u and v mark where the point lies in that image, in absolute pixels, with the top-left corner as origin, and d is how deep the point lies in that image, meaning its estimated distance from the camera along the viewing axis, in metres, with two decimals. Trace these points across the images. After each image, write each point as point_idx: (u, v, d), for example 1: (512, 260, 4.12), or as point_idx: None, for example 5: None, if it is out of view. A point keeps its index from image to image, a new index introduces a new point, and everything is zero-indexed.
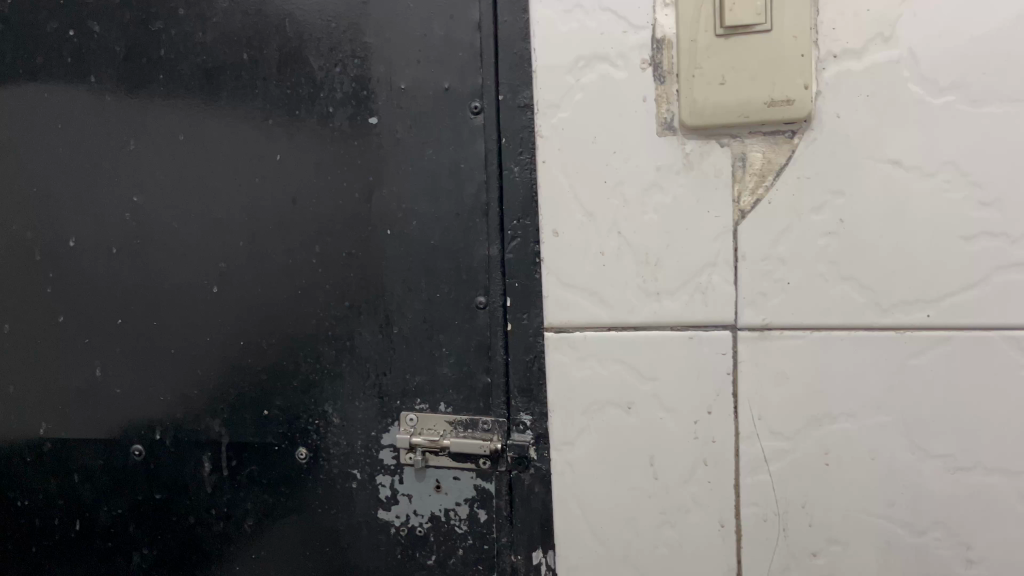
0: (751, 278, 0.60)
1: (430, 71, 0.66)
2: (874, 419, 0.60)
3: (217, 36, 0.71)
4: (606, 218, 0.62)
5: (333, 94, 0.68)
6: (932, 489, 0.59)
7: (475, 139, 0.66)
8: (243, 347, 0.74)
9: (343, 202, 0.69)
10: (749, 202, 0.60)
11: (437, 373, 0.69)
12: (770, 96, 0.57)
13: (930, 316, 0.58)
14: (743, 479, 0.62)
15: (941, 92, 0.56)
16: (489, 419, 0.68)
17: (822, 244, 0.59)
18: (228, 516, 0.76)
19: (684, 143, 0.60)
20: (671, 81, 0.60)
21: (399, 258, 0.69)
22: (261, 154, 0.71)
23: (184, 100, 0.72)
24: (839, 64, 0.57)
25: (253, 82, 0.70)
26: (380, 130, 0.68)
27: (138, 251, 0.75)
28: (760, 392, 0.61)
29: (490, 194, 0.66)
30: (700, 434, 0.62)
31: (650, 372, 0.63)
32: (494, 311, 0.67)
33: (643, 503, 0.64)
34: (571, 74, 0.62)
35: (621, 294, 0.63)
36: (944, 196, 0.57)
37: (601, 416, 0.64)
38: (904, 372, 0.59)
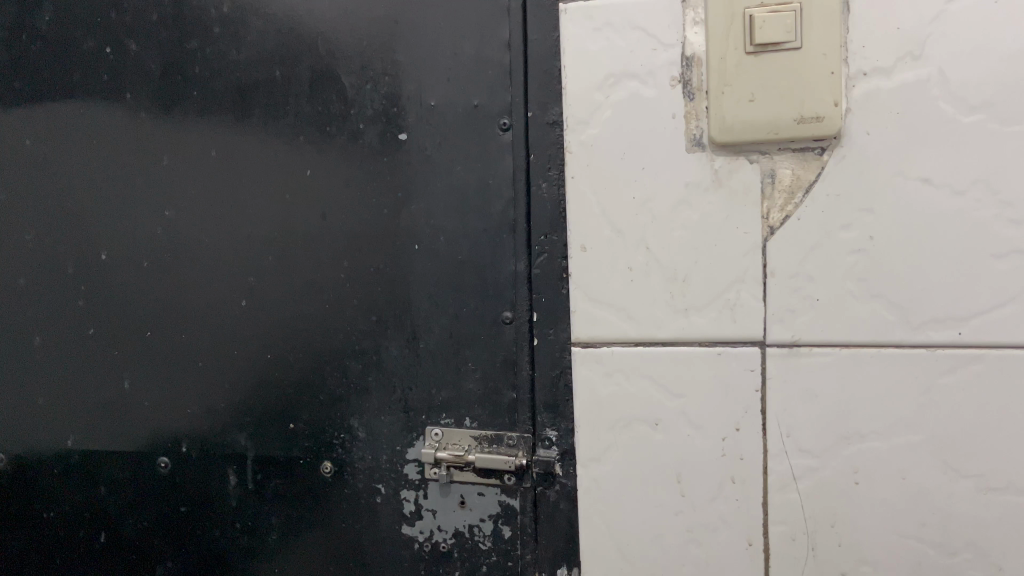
0: (779, 295, 0.60)
1: (459, 88, 0.67)
2: (904, 438, 0.59)
3: (250, 54, 0.72)
4: (634, 234, 0.62)
5: (364, 111, 0.69)
6: (964, 510, 0.59)
7: (504, 156, 0.67)
8: (270, 360, 0.74)
9: (372, 218, 0.70)
10: (777, 219, 0.60)
11: (462, 388, 0.69)
12: (799, 113, 0.57)
13: (961, 334, 0.58)
14: (771, 497, 0.62)
15: (971, 111, 0.56)
16: (515, 435, 0.68)
17: (851, 261, 0.59)
18: (253, 530, 0.76)
19: (712, 160, 0.61)
20: (701, 98, 0.60)
21: (427, 272, 0.69)
22: (290, 169, 0.72)
23: (217, 117, 0.73)
24: (869, 82, 0.57)
25: (285, 100, 0.71)
26: (409, 146, 0.69)
27: (168, 265, 0.76)
28: (788, 409, 0.61)
29: (517, 210, 0.67)
30: (728, 450, 0.62)
31: (677, 388, 0.63)
32: (520, 326, 0.68)
33: (670, 520, 0.64)
34: (600, 92, 0.62)
35: (648, 310, 0.63)
36: (974, 214, 0.57)
37: (627, 433, 0.64)
38: (934, 391, 0.58)
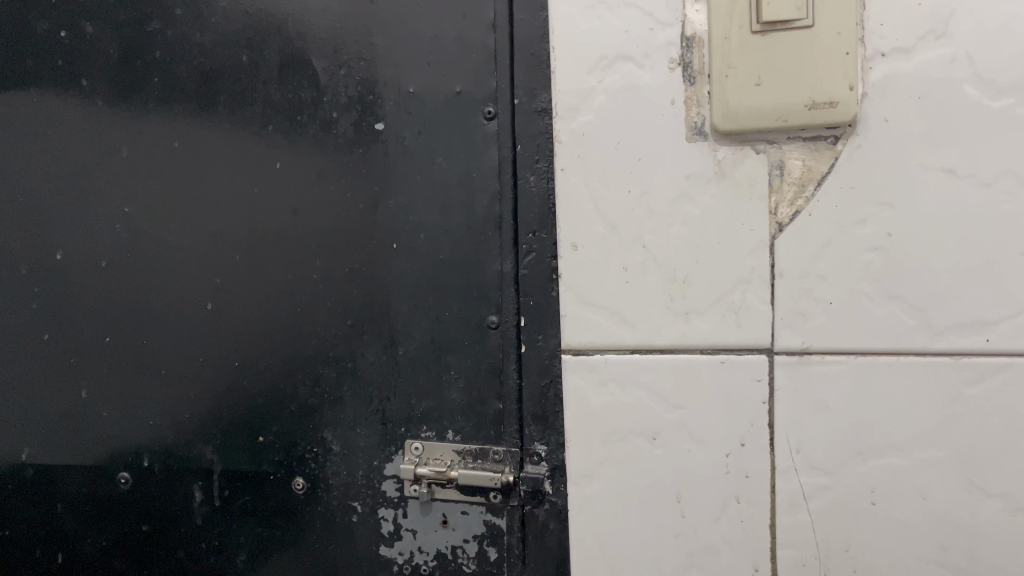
0: (789, 297, 0.55)
1: (441, 73, 0.62)
2: (925, 453, 0.54)
3: (216, 37, 0.67)
4: (630, 231, 0.57)
5: (338, 99, 0.64)
6: (991, 533, 0.53)
7: (488, 147, 0.62)
8: (237, 367, 0.69)
9: (346, 214, 0.65)
10: (786, 214, 0.55)
11: (445, 398, 0.64)
12: (811, 97, 0.52)
13: (988, 340, 0.52)
14: (780, 518, 0.56)
15: (1000, 94, 0.51)
16: (501, 449, 0.63)
17: (868, 260, 0.53)
18: (220, 550, 0.71)
19: (715, 149, 0.55)
20: (702, 83, 0.55)
21: (406, 272, 0.64)
22: (260, 161, 0.66)
23: (180, 106, 0.68)
24: (888, 64, 0.52)
25: (252, 86, 0.66)
26: (386, 137, 0.63)
27: (129, 265, 0.71)
28: (798, 422, 0.56)
29: (503, 206, 0.62)
30: (732, 467, 0.57)
31: (677, 399, 0.57)
32: (507, 331, 0.62)
33: (670, 543, 0.59)
34: (592, 75, 0.57)
35: (645, 314, 0.57)
36: (1003, 208, 0.51)
37: (622, 447, 0.59)
38: (958, 403, 0.53)
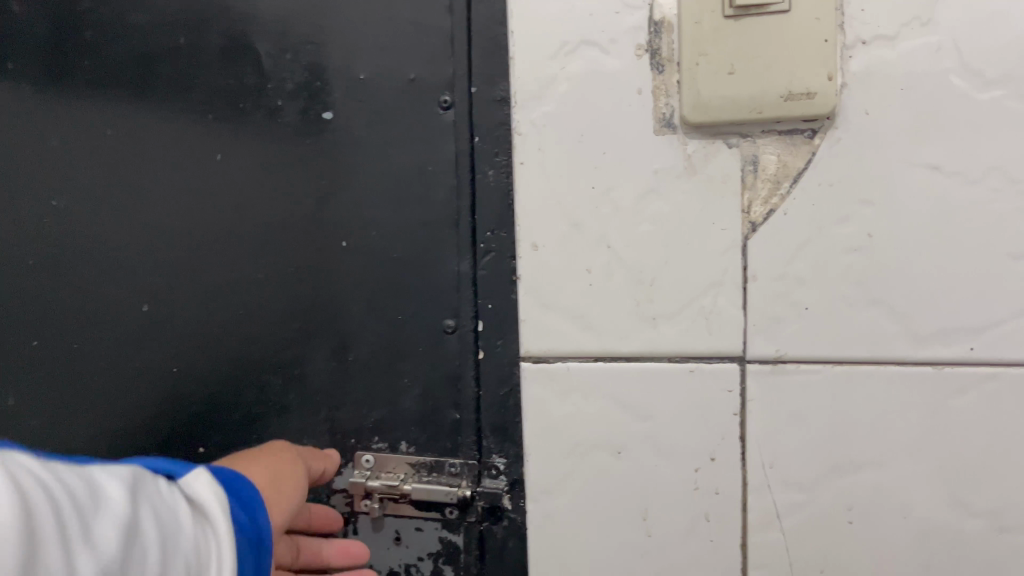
0: (763, 302, 0.51)
1: (394, 58, 0.57)
2: (905, 469, 0.51)
3: (153, 18, 0.62)
4: (594, 230, 0.53)
5: (283, 85, 0.60)
6: (974, 553, 0.50)
7: (444, 138, 0.57)
8: (176, 374, 0.64)
9: (293, 210, 0.60)
10: (760, 213, 0.51)
11: (398, 407, 0.60)
12: (788, 87, 0.48)
13: (973, 349, 0.49)
14: (752, 538, 0.53)
15: (988, 86, 0.47)
16: (458, 461, 0.59)
17: (847, 262, 0.50)
18: None
19: (685, 143, 0.52)
20: (671, 71, 0.51)
21: (356, 272, 0.60)
22: (201, 151, 0.62)
23: (114, 93, 0.63)
24: (869, 52, 0.48)
25: (192, 71, 0.62)
26: (336, 127, 0.59)
27: (59, 263, 0.66)
28: (772, 436, 0.52)
29: (460, 202, 0.57)
30: (701, 483, 0.53)
31: (643, 411, 0.54)
32: (464, 336, 0.58)
33: (635, 562, 0.55)
34: (555, 62, 0.53)
35: (610, 319, 0.54)
36: (990, 208, 0.48)
37: (586, 461, 0.55)
38: (941, 415, 0.50)
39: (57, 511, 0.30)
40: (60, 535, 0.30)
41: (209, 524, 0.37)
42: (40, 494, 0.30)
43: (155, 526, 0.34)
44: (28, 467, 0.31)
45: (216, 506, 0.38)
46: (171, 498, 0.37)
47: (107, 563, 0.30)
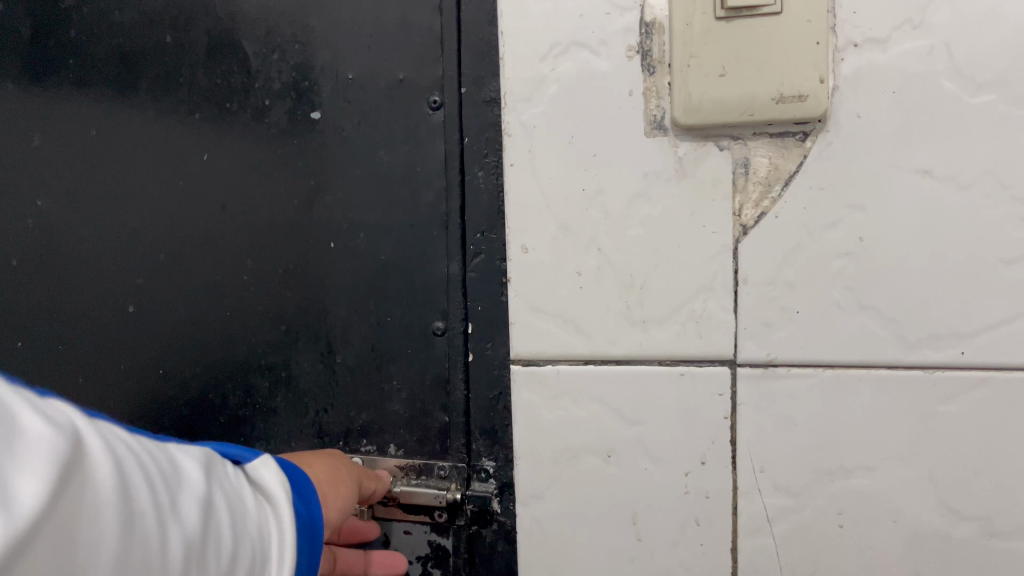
0: (753, 306, 0.51)
1: (382, 58, 0.57)
2: (895, 474, 0.50)
3: (136, 15, 0.61)
4: (584, 233, 0.53)
5: (270, 85, 0.59)
6: (963, 558, 0.50)
7: (433, 139, 0.57)
8: (162, 376, 0.63)
9: (279, 211, 0.60)
10: (751, 216, 0.51)
11: (386, 410, 0.60)
12: (779, 90, 0.48)
13: (963, 353, 0.49)
14: (741, 542, 0.53)
15: (981, 89, 0.47)
16: (447, 465, 0.59)
17: (838, 266, 0.50)
18: None
19: (676, 146, 0.51)
20: (662, 73, 0.51)
21: (344, 274, 0.59)
22: (187, 151, 0.61)
23: (98, 91, 0.63)
24: (861, 55, 0.48)
25: (177, 69, 0.61)
26: (324, 127, 0.58)
27: (43, 263, 0.65)
28: (762, 440, 0.52)
29: (450, 203, 0.57)
30: (691, 488, 0.53)
31: (633, 415, 0.53)
32: (453, 339, 0.58)
33: (624, 566, 0.55)
34: (545, 63, 0.52)
35: (600, 322, 0.53)
36: (983, 212, 0.48)
37: (575, 465, 0.55)
38: (932, 420, 0.50)
39: (154, 477, 0.31)
40: (155, 505, 0.30)
41: (278, 507, 0.38)
42: (140, 459, 0.31)
43: (229, 503, 0.35)
44: (121, 436, 0.31)
45: (283, 495, 0.39)
46: (242, 480, 0.38)
47: (195, 532, 0.31)
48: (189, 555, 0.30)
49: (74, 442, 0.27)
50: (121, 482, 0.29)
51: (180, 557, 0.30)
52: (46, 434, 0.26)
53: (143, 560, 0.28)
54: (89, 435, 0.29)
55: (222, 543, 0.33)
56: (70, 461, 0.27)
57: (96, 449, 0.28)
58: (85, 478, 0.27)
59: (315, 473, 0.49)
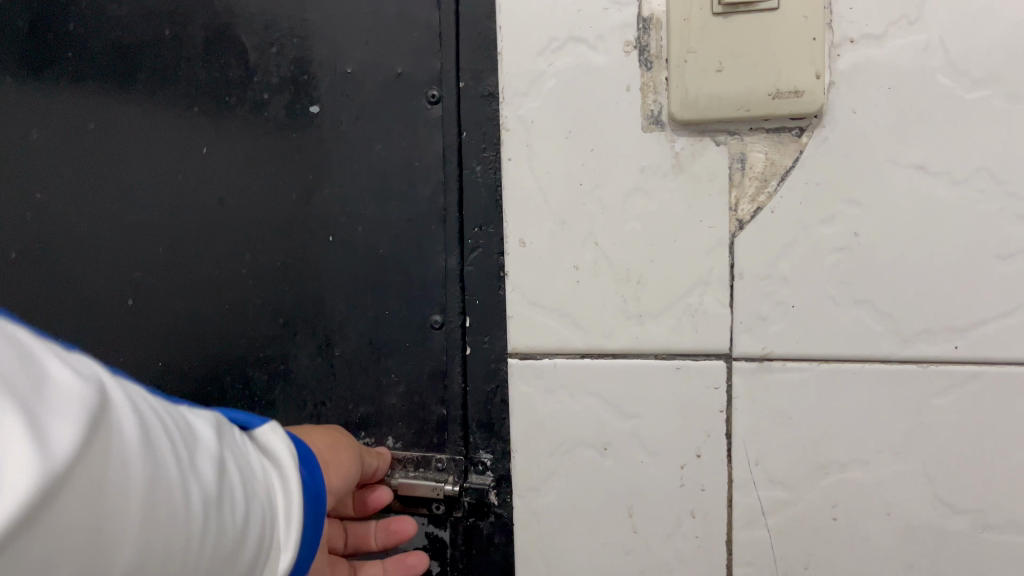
0: (749, 300, 0.51)
1: (380, 53, 0.57)
2: (889, 467, 0.51)
3: (134, 9, 0.62)
4: (582, 227, 0.53)
5: (269, 79, 0.59)
6: (957, 550, 0.51)
7: (431, 134, 0.57)
8: (161, 369, 0.64)
9: (278, 204, 0.60)
10: (747, 211, 0.51)
11: (384, 403, 0.60)
12: (775, 86, 0.48)
13: (957, 348, 0.49)
14: (737, 535, 0.53)
15: (975, 85, 0.47)
16: (444, 457, 0.59)
17: (833, 261, 0.50)
18: None
19: (673, 140, 0.51)
20: (659, 68, 0.51)
21: (342, 268, 0.59)
22: (184, 145, 0.61)
23: (96, 84, 0.63)
24: (857, 51, 0.48)
25: (175, 63, 0.61)
26: (322, 121, 0.59)
27: (42, 256, 0.65)
28: (757, 433, 0.52)
29: (448, 198, 0.57)
30: (687, 480, 0.53)
31: (630, 408, 0.54)
32: (451, 332, 0.58)
33: (620, 559, 0.55)
34: (542, 58, 0.53)
35: (597, 316, 0.53)
36: (976, 208, 0.48)
37: (572, 458, 0.55)
38: (926, 413, 0.50)
39: (174, 432, 0.32)
40: (177, 456, 0.31)
41: (279, 472, 0.40)
42: (160, 415, 0.32)
43: (238, 463, 0.36)
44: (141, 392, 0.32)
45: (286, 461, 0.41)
46: (247, 444, 0.39)
47: (211, 485, 0.32)
48: (209, 509, 0.31)
49: (104, 392, 0.28)
50: (149, 435, 0.30)
51: (200, 509, 0.31)
52: (80, 380, 0.27)
53: (170, 504, 0.29)
54: (115, 387, 0.30)
55: (234, 501, 0.34)
56: (102, 406, 0.28)
57: (122, 401, 0.29)
58: (117, 423, 0.28)
59: (313, 438, 0.51)
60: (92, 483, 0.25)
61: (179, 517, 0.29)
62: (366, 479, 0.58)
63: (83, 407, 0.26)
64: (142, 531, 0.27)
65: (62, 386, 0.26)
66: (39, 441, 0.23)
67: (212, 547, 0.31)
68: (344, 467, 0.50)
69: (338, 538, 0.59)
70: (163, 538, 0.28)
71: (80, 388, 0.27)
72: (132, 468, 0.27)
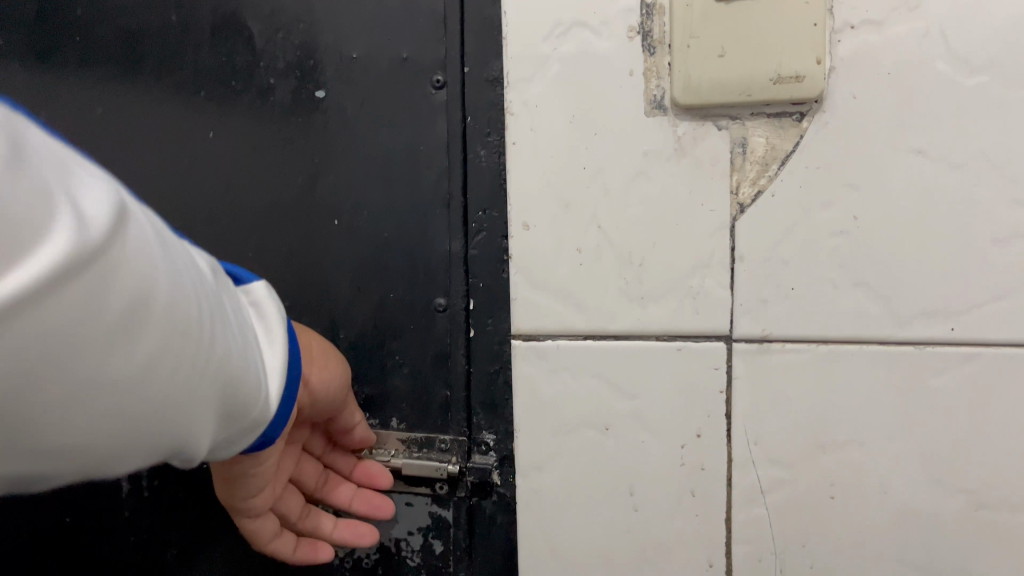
0: (749, 283, 0.52)
1: (385, 38, 0.57)
2: (886, 447, 0.52)
3: None
4: (585, 211, 0.54)
5: (275, 64, 0.60)
6: (951, 529, 0.51)
7: (435, 119, 0.57)
8: None
9: (284, 188, 0.61)
10: (748, 194, 0.52)
11: (388, 385, 0.61)
12: (776, 71, 0.49)
13: (954, 330, 0.50)
14: (735, 513, 0.54)
15: (973, 72, 0.48)
16: (448, 438, 0.60)
17: (832, 244, 0.51)
18: (148, 544, 0.67)
19: (675, 125, 0.52)
20: (662, 53, 0.52)
21: (348, 252, 0.60)
22: (191, 130, 0.62)
23: (103, 69, 0.64)
24: (857, 36, 0.49)
25: (182, 48, 0.62)
26: (327, 106, 0.59)
27: None
28: (757, 414, 0.53)
29: (452, 182, 0.58)
30: (687, 460, 0.54)
31: (631, 389, 0.55)
32: (455, 315, 0.59)
33: (621, 538, 0.56)
34: (547, 43, 0.53)
35: (599, 299, 0.54)
36: (974, 192, 0.49)
37: (574, 438, 0.56)
38: (922, 394, 0.51)
39: (186, 257, 0.32)
40: (191, 277, 0.31)
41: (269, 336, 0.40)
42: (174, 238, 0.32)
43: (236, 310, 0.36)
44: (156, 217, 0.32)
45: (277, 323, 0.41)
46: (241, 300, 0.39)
47: (219, 315, 0.33)
48: (216, 343, 0.31)
49: (124, 196, 0.28)
50: (169, 262, 0.29)
51: (209, 339, 0.31)
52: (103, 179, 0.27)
53: (187, 317, 0.29)
54: (133, 198, 0.30)
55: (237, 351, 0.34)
56: (126, 206, 0.28)
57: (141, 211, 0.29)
58: (140, 225, 0.28)
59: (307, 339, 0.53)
60: (103, 288, 0.25)
61: (186, 350, 0.29)
62: (357, 440, 0.60)
63: (103, 215, 0.25)
64: (145, 350, 0.27)
65: (84, 190, 0.25)
66: (51, 233, 0.23)
67: (217, 370, 0.31)
68: (326, 370, 0.52)
69: (314, 479, 0.61)
70: (176, 342, 0.28)
71: (104, 196, 0.26)
72: (154, 272, 0.28)
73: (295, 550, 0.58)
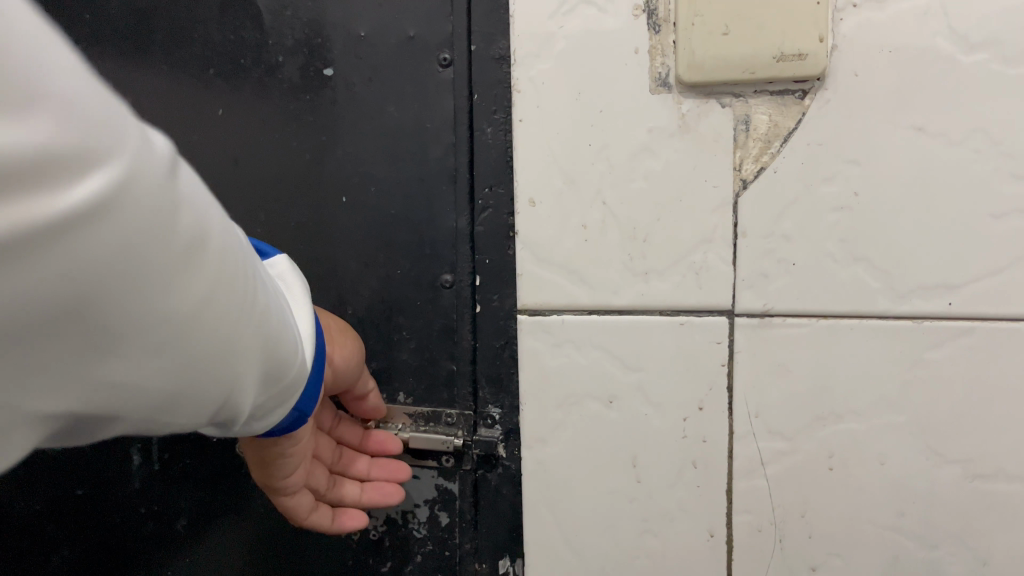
0: (751, 258, 0.53)
1: (393, 15, 0.58)
2: (884, 419, 0.53)
3: None
4: (589, 186, 0.55)
5: (284, 41, 0.60)
6: (947, 498, 0.53)
7: (442, 96, 0.58)
8: None
9: (292, 165, 0.61)
10: (751, 170, 0.53)
11: (395, 359, 0.62)
12: (779, 49, 0.49)
13: (951, 304, 0.51)
14: (736, 484, 0.55)
15: (973, 49, 0.49)
16: (454, 412, 0.61)
17: (833, 220, 0.52)
18: (159, 516, 0.68)
19: (679, 102, 0.53)
20: (667, 31, 0.52)
21: (355, 227, 0.61)
22: (201, 107, 0.63)
23: (113, 46, 0.64)
24: (860, 14, 0.50)
25: (191, 25, 0.62)
26: (335, 83, 0.60)
27: None
28: (758, 386, 0.54)
29: (458, 158, 0.58)
30: (689, 432, 0.56)
31: (634, 362, 0.56)
32: (460, 291, 0.60)
33: (623, 508, 0.57)
34: (553, 20, 0.54)
35: (603, 274, 0.55)
36: (972, 168, 0.50)
37: (578, 410, 0.57)
38: (920, 367, 0.52)
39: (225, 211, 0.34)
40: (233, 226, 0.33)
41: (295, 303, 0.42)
42: None
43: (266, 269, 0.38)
44: None
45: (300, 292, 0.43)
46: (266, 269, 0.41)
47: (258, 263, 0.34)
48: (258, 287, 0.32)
49: None
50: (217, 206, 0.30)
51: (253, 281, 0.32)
52: None
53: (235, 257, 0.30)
54: None
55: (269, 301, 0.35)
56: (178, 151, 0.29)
57: None
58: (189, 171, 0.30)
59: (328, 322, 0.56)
60: (171, 216, 0.26)
61: (235, 291, 0.30)
62: (368, 406, 0.61)
63: (162, 149, 0.26)
64: (205, 284, 0.28)
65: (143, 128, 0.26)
66: (129, 151, 0.23)
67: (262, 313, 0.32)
68: (347, 351, 0.54)
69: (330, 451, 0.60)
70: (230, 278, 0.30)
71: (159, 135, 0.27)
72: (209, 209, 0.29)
73: (334, 521, 0.58)
